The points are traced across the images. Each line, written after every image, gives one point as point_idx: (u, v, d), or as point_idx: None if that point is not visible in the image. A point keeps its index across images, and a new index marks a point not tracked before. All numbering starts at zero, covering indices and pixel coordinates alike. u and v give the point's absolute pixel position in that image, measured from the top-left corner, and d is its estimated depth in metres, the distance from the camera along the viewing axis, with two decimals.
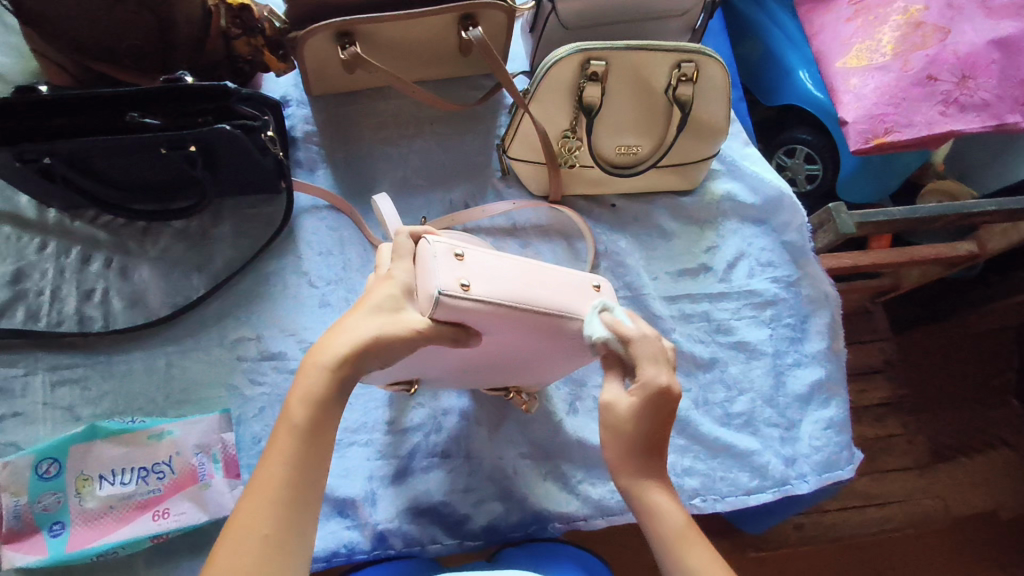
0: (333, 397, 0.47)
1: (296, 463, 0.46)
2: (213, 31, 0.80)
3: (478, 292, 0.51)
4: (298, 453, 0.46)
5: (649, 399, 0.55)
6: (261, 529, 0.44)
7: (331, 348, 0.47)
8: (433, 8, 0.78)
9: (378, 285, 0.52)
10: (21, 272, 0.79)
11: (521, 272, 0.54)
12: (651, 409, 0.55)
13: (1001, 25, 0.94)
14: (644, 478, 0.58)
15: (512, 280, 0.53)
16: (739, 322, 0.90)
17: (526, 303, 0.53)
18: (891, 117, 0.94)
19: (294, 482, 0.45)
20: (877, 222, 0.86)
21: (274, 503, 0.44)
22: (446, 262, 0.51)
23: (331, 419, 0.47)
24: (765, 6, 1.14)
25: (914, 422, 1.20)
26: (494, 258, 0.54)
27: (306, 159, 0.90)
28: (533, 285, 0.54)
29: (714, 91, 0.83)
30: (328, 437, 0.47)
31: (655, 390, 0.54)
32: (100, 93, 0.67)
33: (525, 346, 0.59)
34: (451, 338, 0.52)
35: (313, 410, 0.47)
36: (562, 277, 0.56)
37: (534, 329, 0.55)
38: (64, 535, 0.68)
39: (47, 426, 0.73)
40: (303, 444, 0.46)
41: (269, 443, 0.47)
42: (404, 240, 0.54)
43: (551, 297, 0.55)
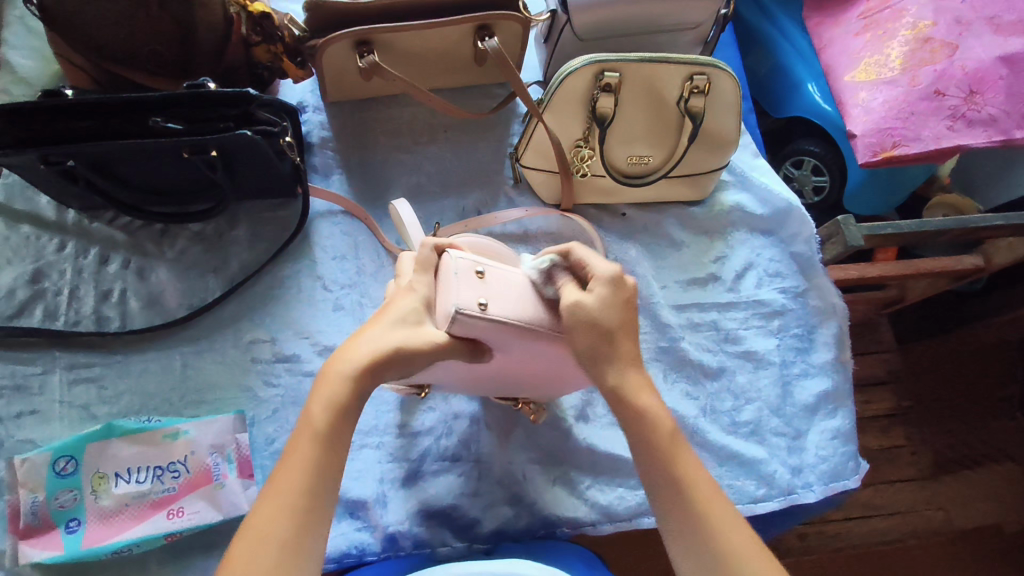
0: (352, 406, 0.48)
1: (314, 471, 0.47)
2: (235, 39, 0.80)
3: (496, 312, 0.52)
4: (316, 459, 0.47)
5: (611, 282, 0.53)
6: (278, 534, 0.45)
7: (353, 359, 0.48)
8: (451, 19, 0.79)
9: (399, 297, 0.52)
10: (40, 271, 0.80)
11: (539, 292, 0.55)
12: (616, 296, 0.54)
13: (1009, 42, 0.95)
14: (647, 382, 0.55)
15: (530, 300, 0.54)
16: (747, 331, 0.91)
17: (543, 324, 0.54)
18: (899, 131, 0.95)
19: (312, 489, 0.47)
20: (886, 235, 0.87)
21: (292, 509, 0.46)
22: (467, 280, 0.52)
23: (349, 429, 0.48)
24: (774, 20, 1.15)
25: (919, 433, 1.20)
26: (515, 277, 0.55)
27: (322, 164, 0.92)
28: (549, 306, 0.54)
29: (725, 104, 0.85)
30: (345, 446, 0.49)
31: (614, 273, 0.54)
32: (124, 97, 0.68)
33: (541, 364, 0.59)
34: (466, 353, 0.53)
35: (332, 420, 0.47)
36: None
37: (546, 350, 0.56)
38: (80, 531, 0.69)
39: (64, 424, 0.74)
40: (320, 451, 0.47)
41: (288, 449, 0.48)
42: (427, 253, 0.54)
43: (568, 318, 0.55)
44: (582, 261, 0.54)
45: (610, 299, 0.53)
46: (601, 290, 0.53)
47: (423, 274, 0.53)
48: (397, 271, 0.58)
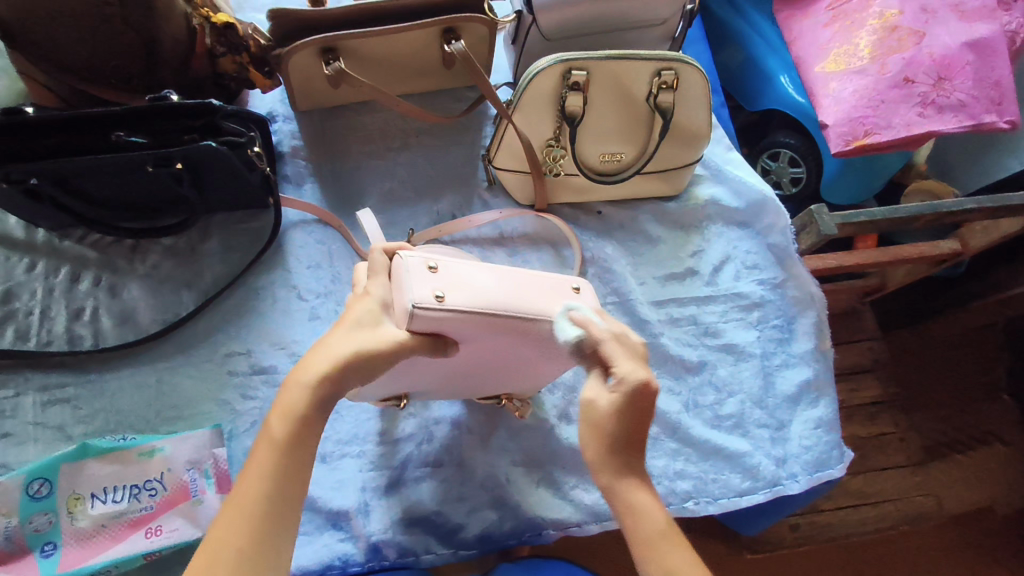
0: (313, 412, 0.47)
1: (274, 479, 0.45)
2: (199, 49, 0.81)
3: (452, 302, 0.52)
4: (276, 466, 0.46)
5: (631, 394, 0.49)
6: (235, 545, 0.43)
7: (311, 366, 0.47)
8: (415, 23, 0.79)
9: (356, 302, 0.52)
10: (10, 292, 0.79)
11: (495, 281, 0.55)
12: (632, 409, 0.49)
13: (974, 28, 0.96)
14: (630, 479, 0.50)
15: (484, 289, 0.54)
16: (726, 324, 0.91)
17: (502, 309, 0.54)
18: (870, 119, 0.95)
19: (272, 498, 0.45)
20: (859, 222, 0.88)
21: (250, 519, 0.44)
22: (419, 275, 0.52)
23: (312, 435, 0.47)
24: (745, 15, 1.16)
25: (906, 419, 1.21)
26: (468, 268, 0.55)
27: (294, 174, 0.91)
28: (505, 292, 0.55)
29: (694, 98, 0.85)
30: (310, 453, 0.47)
31: (636, 385, 0.49)
32: (84, 112, 0.68)
33: (510, 352, 0.60)
34: (430, 349, 0.53)
35: (291, 426, 0.46)
36: (540, 283, 0.58)
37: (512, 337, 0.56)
38: (56, 555, 0.67)
39: (37, 446, 0.73)
40: (281, 458, 0.46)
41: (249, 458, 0.46)
42: (378, 257, 0.55)
43: (525, 301, 0.55)
44: (608, 359, 0.50)
45: (626, 411, 0.49)
46: (619, 399, 0.49)
47: (377, 278, 0.54)
48: (352, 281, 0.58)
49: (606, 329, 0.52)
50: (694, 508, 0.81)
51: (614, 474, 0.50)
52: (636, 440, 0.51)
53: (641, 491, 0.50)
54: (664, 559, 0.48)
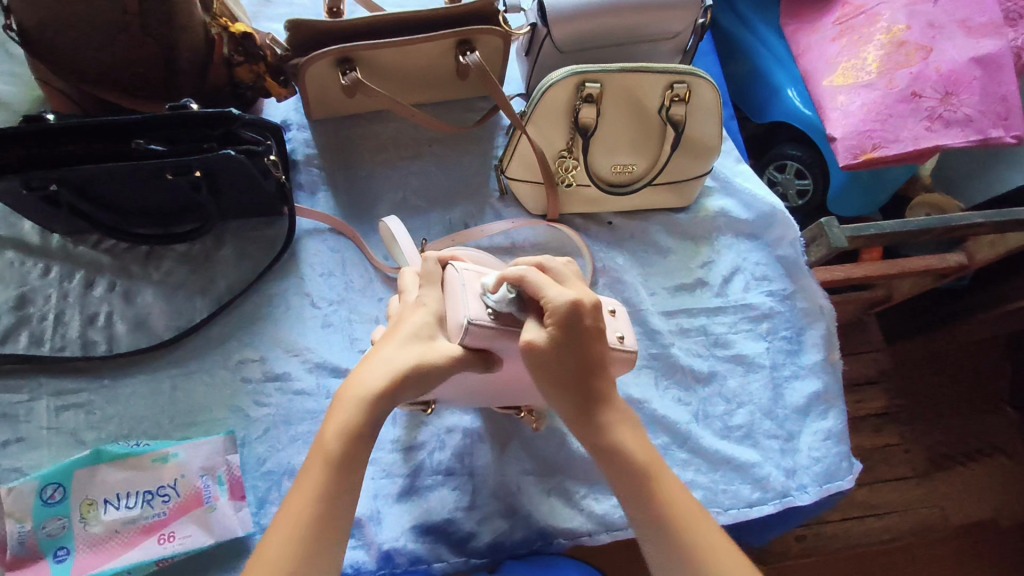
0: (368, 428, 0.49)
1: (328, 493, 0.48)
2: (216, 59, 0.82)
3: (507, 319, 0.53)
4: (331, 483, 0.48)
5: (564, 318, 0.51)
6: (290, 563, 0.45)
7: (368, 380, 0.49)
8: (431, 34, 0.80)
9: (411, 312, 0.53)
10: (25, 297, 0.80)
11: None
12: (572, 331, 0.51)
13: (980, 43, 0.97)
14: (614, 418, 0.56)
15: None
16: (736, 335, 0.91)
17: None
18: (878, 133, 0.96)
19: (323, 516, 0.47)
20: (868, 235, 0.88)
21: (303, 535, 0.46)
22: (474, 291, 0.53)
23: (363, 450, 0.49)
24: (752, 28, 1.17)
25: (910, 431, 1.21)
26: None
27: (307, 182, 0.92)
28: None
29: (706, 111, 0.86)
30: (360, 468, 0.49)
31: (567, 306, 0.51)
32: (106, 120, 0.68)
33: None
34: (482, 364, 0.54)
35: (346, 442, 0.48)
36: None
37: None
38: (69, 561, 0.67)
39: (51, 451, 0.73)
40: (334, 475, 0.48)
41: (305, 471, 0.49)
42: (433, 267, 0.55)
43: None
44: (535, 293, 0.51)
45: (566, 335, 0.51)
46: (556, 327, 0.51)
47: (431, 289, 0.55)
48: (400, 286, 0.59)
49: (520, 268, 0.52)
50: None
51: (586, 408, 0.55)
52: (586, 364, 0.53)
53: (623, 430, 0.56)
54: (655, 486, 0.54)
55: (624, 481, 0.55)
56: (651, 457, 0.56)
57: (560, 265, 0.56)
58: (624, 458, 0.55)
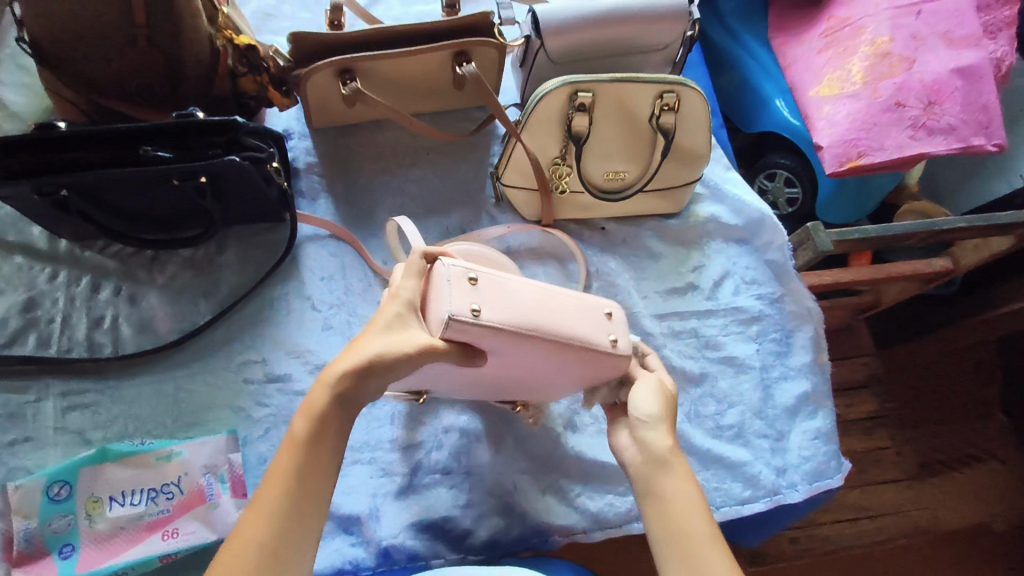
0: (333, 412, 0.51)
1: (297, 475, 0.49)
2: (221, 70, 0.85)
3: (489, 318, 0.53)
4: (297, 465, 0.49)
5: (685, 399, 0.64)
6: (256, 540, 0.47)
7: (335, 367, 0.51)
8: (430, 45, 0.83)
9: (388, 304, 0.55)
10: (33, 300, 0.82)
11: (533, 299, 0.56)
12: None
13: (962, 55, 1.00)
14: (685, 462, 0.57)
15: (525, 306, 0.55)
16: (726, 338, 0.94)
17: (538, 329, 0.55)
18: (864, 142, 0.99)
19: (293, 496, 0.49)
20: (852, 240, 0.92)
21: (271, 512, 0.48)
22: (459, 288, 0.53)
23: (331, 434, 0.51)
24: (740, 40, 1.21)
25: (901, 434, 1.23)
26: (508, 282, 0.56)
27: (308, 189, 0.94)
28: (548, 310, 0.56)
29: (695, 119, 0.89)
30: (330, 451, 0.51)
31: None
32: (115, 128, 0.71)
33: (534, 366, 0.61)
34: (459, 357, 0.55)
35: (312, 424, 0.50)
36: (577, 304, 0.59)
37: (541, 353, 0.57)
38: (74, 557, 0.69)
39: (57, 450, 0.75)
40: (301, 457, 0.50)
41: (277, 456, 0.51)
42: (416, 261, 0.57)
43: (559, 327, 0.56)
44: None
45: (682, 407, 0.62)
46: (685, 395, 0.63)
47: (411, 282, 0.56)
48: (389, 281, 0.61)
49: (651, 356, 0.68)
50: None
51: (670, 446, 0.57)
52: None
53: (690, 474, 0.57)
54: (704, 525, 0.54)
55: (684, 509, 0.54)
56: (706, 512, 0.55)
57: None
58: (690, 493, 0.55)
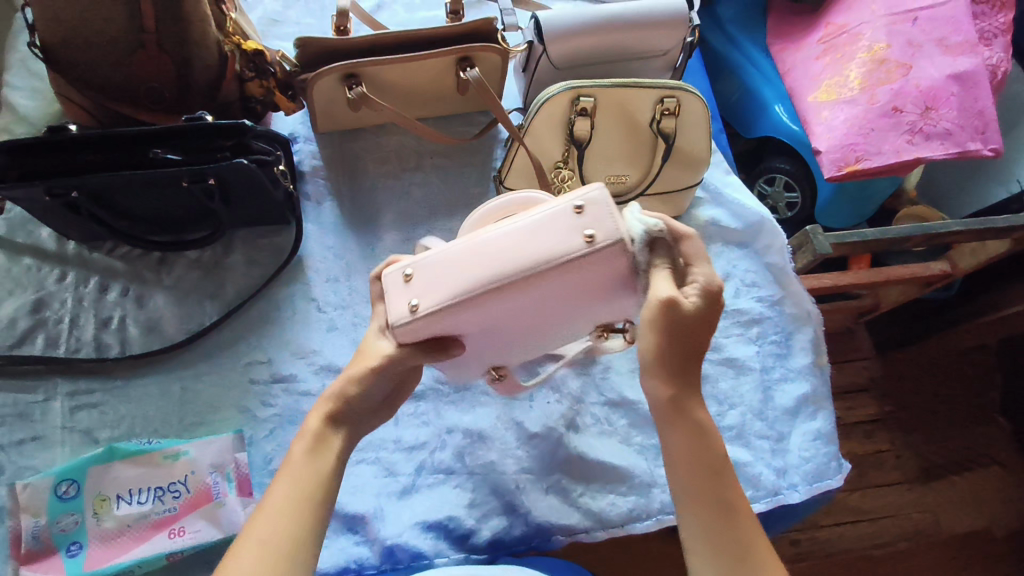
0: (327, 429, 0.55)
1: (299, 485, 0.51)
2: (229, 74, 0.85)
3: (428, 306, 0.50)
4: (296, 471, 0.52)
5: (709, 295, 0.52)
6: (258, 535, 0.48)
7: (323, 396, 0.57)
8: (434, 51, 0.85)
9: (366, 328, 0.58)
10: (42, 301, 0.83)
11: (474, 253, 0.49)
12: (709, 310, 0.52)
13: (957, 61, 1.02)
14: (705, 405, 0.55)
15: (464, 268, 0.49)
16: (727, 339, 0.94)
17: (488, 283, 0.48)
18: (862, 146, 1.00)
19: (293, 497, 0.50)
20: (850, 243, 0.93)
21: (272, 512, 0.49)
22: (396, 288, 0.51)
23: (328, 447, 0.54)
24: (739, 46, 1.22)
25: (901, 438, 1.24)
26: (443, 249, 0.50)
27: (314, 192, 0.95)
28: (499, 249, 0.49)
29: (695, 124, 0.90)
30: (327, 460, 0.53)
31: (711, 286, 0.52)
32: (125, 131, 0.72)
33: (546, 305, 0.54)
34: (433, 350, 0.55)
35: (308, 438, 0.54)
36: (530, 230, 0.49)
37: (522, 299, 0.51)
38: (81, 555, 0.70)
39: (65, 449, 0.76)
40: (299, 463, 0.52)
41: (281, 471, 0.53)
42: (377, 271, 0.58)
43: (513, 264, 0.48)
44: (687, 260, 0.53)
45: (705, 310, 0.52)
46: (700, 300, 0.51)
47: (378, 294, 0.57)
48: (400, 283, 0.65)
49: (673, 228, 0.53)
50: None
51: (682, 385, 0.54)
52: (693, 350, 0.54)
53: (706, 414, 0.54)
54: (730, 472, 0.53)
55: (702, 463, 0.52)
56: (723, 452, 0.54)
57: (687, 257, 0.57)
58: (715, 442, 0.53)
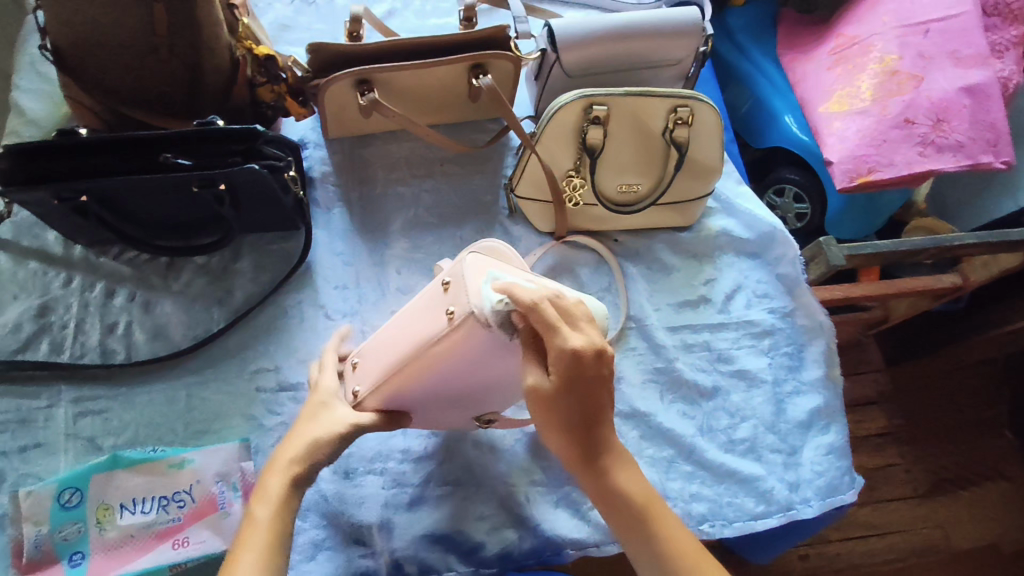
0: (291, 493, 0.55)
1: (269, 559, 0.52)
2: (240, 80, 0.86)
3: (364, 387, 0.62)
4: (266, 540, 0.52)
5: (566, 364, 0.51)
6: None
7: (281, 455, 0.57)
8: (447, 58, 0.84)
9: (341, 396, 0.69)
10: (47, 306, 0.82)
11: (387, 344, 0.61)
12: (576, 377, 0.52)
13: (969, 74, 1.01)
14: (619, 461, 0.58)
15: (382, 356, 0.61)
16: (738, 351, 0.93)
17: (394, 365, 0.59)
18: (873, 158, 1.00)
19: (269, 567, 0.51)
20: (864, 254, 0.92)
21: None
22: (347, 373, 0.66)
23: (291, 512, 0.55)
24: (749, 57, 1.22)
25: (911, 452, 1.22)
26: (373, 341, 0.63)
27: (323, 198, 0.94)
28: (403, 336, 0.60)
29: (707, 133, 0.90)
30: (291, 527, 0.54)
31: (568, 352, 0.50)
32: (136, 135, 0.71)
33: (472, 375, 0.60)
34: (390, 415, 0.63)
35: (274, 504, 0.54)
36: (420, 315, 0.59)
37: (436, 378, 0.60)
38: (84, 564, 0.68)
39: (69, 457, 0.75)
40: (268, 530, 0.53)
41: (241, 534, 0.54)
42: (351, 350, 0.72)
43: (411, 344, 0.58)
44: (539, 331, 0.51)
45: (570, 378, 0.52)
46: (558, 375, 0.51)
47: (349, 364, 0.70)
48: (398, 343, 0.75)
49: (527, 292, 0.51)
50: (710, 531, 0.83)
51: (589, 455, 0.57)
52: (590, 412, 0.55)
53: (619, 471, 0.58)
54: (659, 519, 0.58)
55: (624, 521, 0.58)
56: (647, 496, 0.58)
57: (575, 302, 0.53)
58: (630, 504, 0.57)
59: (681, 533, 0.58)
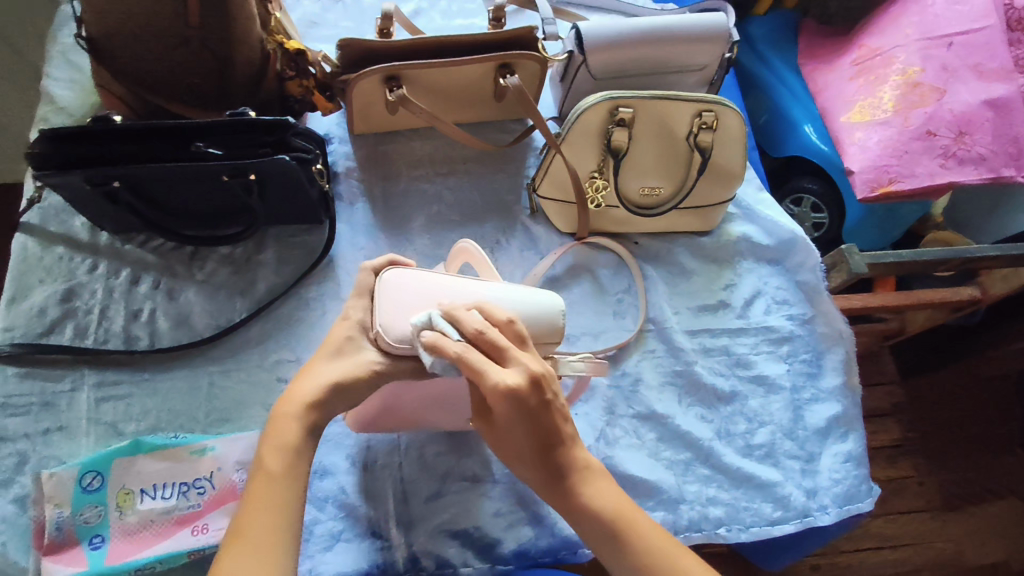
0: (303, 444, 0.55)
1: (276, 518, 0.50)
2: (270, 73, 0.86)
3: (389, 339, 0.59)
4: (275, 498, 0.51)
5: (501, 402, 0.55)
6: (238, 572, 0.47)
7: (296, 397, 0.56)
8: (475, 56, 0.85)
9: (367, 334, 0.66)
10: (72, 291, 0.82)
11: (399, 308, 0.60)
12: (520, 409, 0.56)
13: (992, 87, 1.01)
14: (583, 475, 0.60)
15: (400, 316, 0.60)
16: (757, 356, 0.93)
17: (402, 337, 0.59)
18: (895, 168, 1.00)
19: (277, 527, 0.50)
20: (886, 263, 0.92)
21: (251, 549, 0.48)
22: None
23: (302, 468, 0.54)
24: (771, 66, 1.22)
25: (925, 465, 1.22)
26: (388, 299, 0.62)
27: (347, 193, 0.95)
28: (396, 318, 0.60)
29: (731, 139, 0.90)
30: (300, 484, 0.53)
31: (498, 391, 0.54)
32: (170, 123, 0.72)
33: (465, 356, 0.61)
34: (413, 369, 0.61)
35: (284, 458, 0.53)
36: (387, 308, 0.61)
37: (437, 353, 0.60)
38: (103, 548, 0.68)
39: (91, 441, 0.75)
40: (275, 487, 0.52)
41: (247, 491, 0.52)
42: None
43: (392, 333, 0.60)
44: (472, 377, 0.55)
45: (515, 414, 0.56)
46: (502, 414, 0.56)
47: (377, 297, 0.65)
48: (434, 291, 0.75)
49: (450, 343, 0.55)
50: (727, 535, 0.82)
51: (554, 478, 0.60)
52: (546, 440, 0.59)
53: (586, 487, 0.59)
54: (633, 527, 0.58)
55: (595, 534, 0.59)
56: (616, 508, 0.59)
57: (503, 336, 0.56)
58: (600, 519, 0.58)
59: (657, 537, 0.58)
